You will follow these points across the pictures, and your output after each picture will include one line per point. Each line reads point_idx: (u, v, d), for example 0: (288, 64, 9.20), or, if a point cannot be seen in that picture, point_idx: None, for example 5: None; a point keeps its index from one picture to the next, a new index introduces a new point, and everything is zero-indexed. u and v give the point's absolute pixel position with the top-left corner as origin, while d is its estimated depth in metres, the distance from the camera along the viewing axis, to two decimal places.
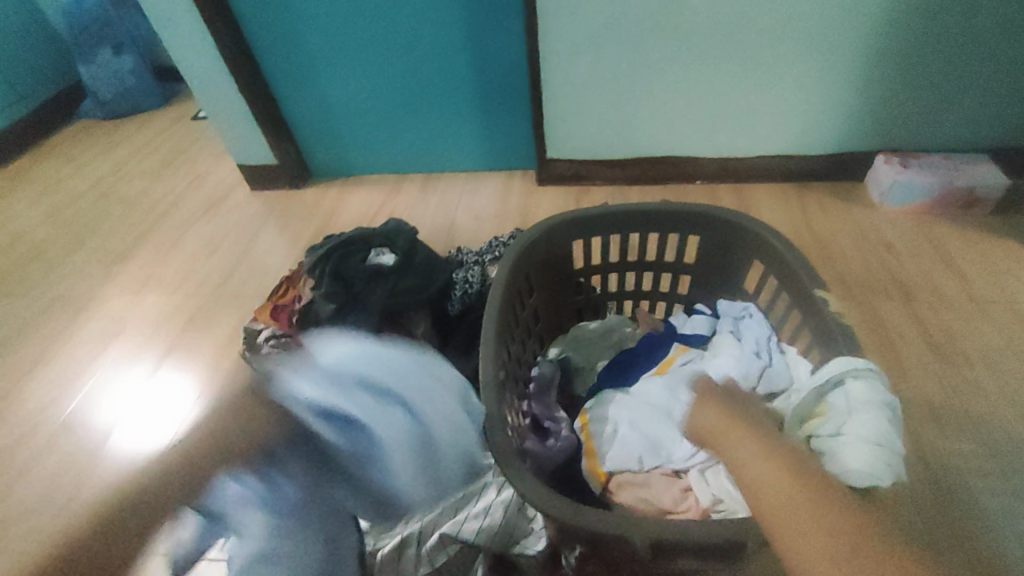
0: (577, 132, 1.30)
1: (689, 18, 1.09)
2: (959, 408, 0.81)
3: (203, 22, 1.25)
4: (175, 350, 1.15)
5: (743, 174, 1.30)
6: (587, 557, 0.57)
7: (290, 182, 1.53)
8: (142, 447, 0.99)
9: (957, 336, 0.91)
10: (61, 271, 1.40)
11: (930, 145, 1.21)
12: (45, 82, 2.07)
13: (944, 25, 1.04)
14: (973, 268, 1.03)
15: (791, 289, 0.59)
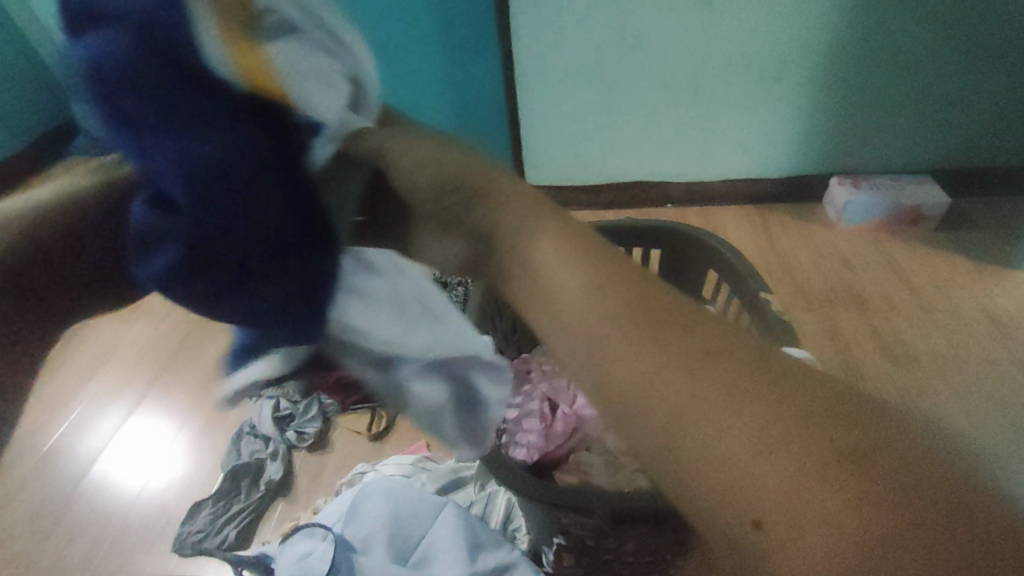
0: (551, 159, 1.38)
1: (651, 58, 1.19)
2: (910, 408, 0.87)
3: None
4: (163, 376, 1.17)
5: (709, 197, 1.39)
6: (562, 544, 0.61)
7: None
8: (126, 475, 1.00)
9: (909, 341, 0.98)
10: None
11: (879, 167, 1.31)
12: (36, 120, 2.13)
13: (879, 60, 1.15)
14: (921, 279, 1.11)
15: (739, 291, 0.65)
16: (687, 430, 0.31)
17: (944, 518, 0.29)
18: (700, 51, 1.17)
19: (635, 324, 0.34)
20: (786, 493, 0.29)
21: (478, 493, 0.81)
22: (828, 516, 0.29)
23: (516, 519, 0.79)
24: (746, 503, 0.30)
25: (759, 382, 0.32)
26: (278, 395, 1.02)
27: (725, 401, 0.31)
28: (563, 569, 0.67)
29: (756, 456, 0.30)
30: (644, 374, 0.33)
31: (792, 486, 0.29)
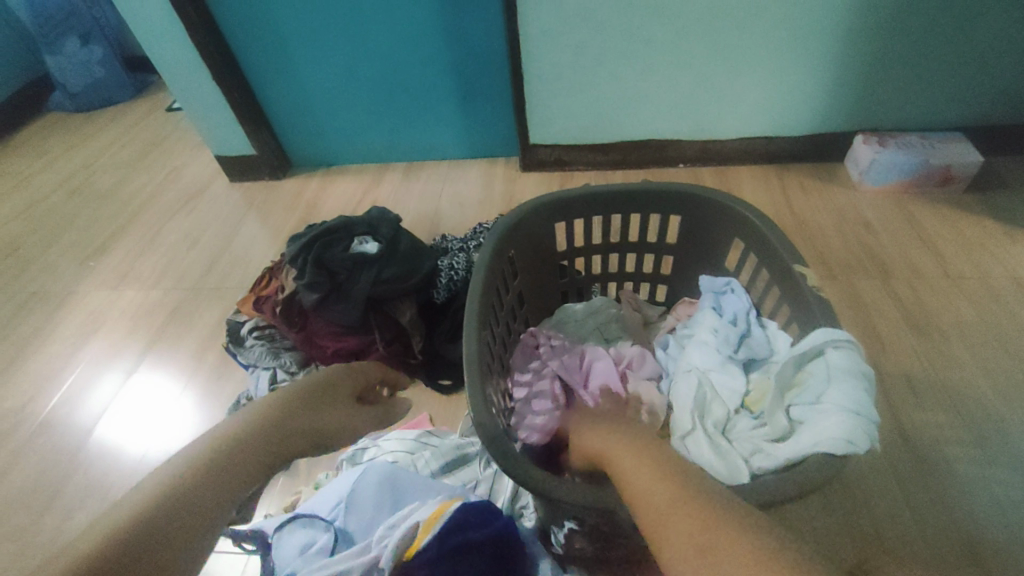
0: (559, 116, 1.29)
1: (669, 2, 1.08)
2: (935, 382, 0.83)
3: (173, 8, 1.20)
4: (155, 346, 1.13)
5: (724, 156, 1.32)
6: (577, 531, 0.59)
7: (271, 171, 1.50)
8: (127, 441, 0.98)
9: (935, 310, 0.93)
10: (36, 268, 1.38)
11: (907, 125, 1.23)
12: (10, 74, 2.01)
13: (920, 3, 1.04)
14: (947, 244, 1.05)
15: (770, 264, 0.60)
16: (627, 484, 0.44)
17: (786, 555, 0.31)
18: None
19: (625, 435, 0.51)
20: (675, 531, 0.36)
21: (484, 471, 0.79)
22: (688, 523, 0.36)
23: (523, 498, 0.76)
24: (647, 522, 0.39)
25: (673, 476, 0.42)
26: (275, 367, 0.98)
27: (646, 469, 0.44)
28: (573, 550, 0.65)
29: (656, 497, 0.40)
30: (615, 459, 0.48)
31: (665, 503, 0.39)
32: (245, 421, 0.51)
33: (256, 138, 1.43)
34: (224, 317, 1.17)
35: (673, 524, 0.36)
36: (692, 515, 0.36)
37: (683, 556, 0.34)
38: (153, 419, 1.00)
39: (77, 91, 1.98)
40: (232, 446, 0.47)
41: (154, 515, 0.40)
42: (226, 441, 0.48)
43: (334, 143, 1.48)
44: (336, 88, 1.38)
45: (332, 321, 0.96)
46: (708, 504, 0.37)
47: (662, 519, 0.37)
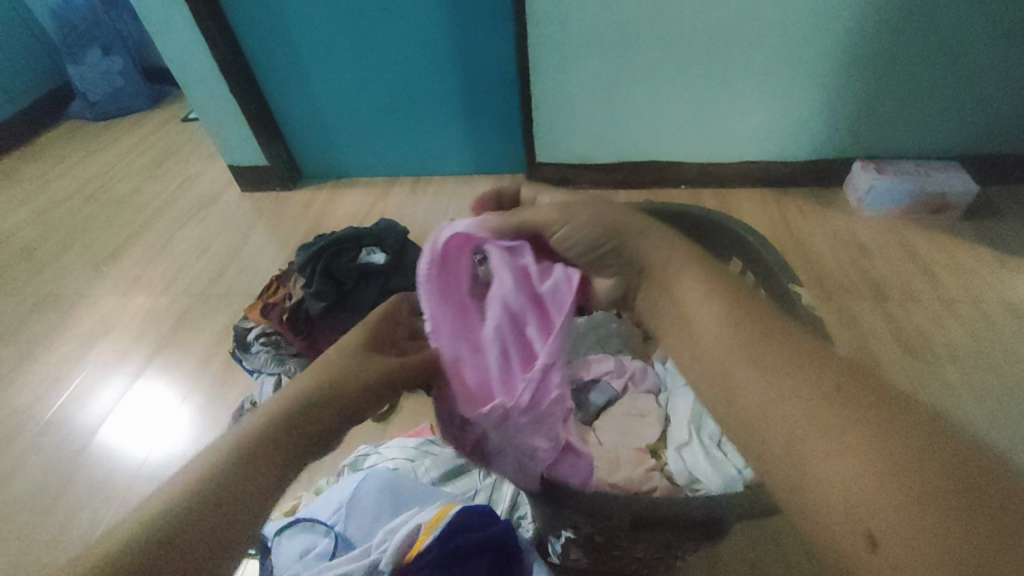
0: (565, 136, 1.32)
1: (673, 30, 1.12)
2: (928, 403, 0.84)
3: (195, 25, 1.25)
4: (162, 350, 1.15)
5: (725, 179, 1.35)
6: (572, 540, 0.60)
7: (283, 182, 1.54)
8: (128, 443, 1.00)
9: (929, 333, 0.95)
10: (49, 272, 1.40)
11: (904, 152, 1.26)
12: (32, 83, 2.07)
13: (914, 37, 1.08)
14: (942, 269, 1.07)
15: (766, 283, 0.62)
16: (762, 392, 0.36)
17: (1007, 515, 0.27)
18: (724, 23, 1.10)
19: (728, 319, 0.41)
20: (859, 496, 0.29)
21: (484, 481, 0.80)
22: (853, 449, 0.30)
23: (521, 507, 0.77)
24: (794, 447, 0.33)
25: (830, 392, 0.34)
26: (279, 373, 1.00)
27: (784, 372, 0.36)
28: (568, 561, 0.66)
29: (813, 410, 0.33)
30: (723, 348, 0.39)
31: (821, 424, 0.32)
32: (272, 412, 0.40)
33: (269, 150, 1.47)
34: (231, 323, 1.19)
35: (859, 488, 0.29)
36: (880, 471, 0.29)
37: (840, 486, 0.30)
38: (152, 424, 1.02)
39: (95, 101, 2.04)
40: (266, 428, 0.39)
41: (181, 511, 0.34)
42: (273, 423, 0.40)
43: (344, 157, 1.52)
44: (349, 104, 1.42)
45: (338, 330, 0.98)
46: (895, 448, 0.30)
47: (831, 469, 0.31)
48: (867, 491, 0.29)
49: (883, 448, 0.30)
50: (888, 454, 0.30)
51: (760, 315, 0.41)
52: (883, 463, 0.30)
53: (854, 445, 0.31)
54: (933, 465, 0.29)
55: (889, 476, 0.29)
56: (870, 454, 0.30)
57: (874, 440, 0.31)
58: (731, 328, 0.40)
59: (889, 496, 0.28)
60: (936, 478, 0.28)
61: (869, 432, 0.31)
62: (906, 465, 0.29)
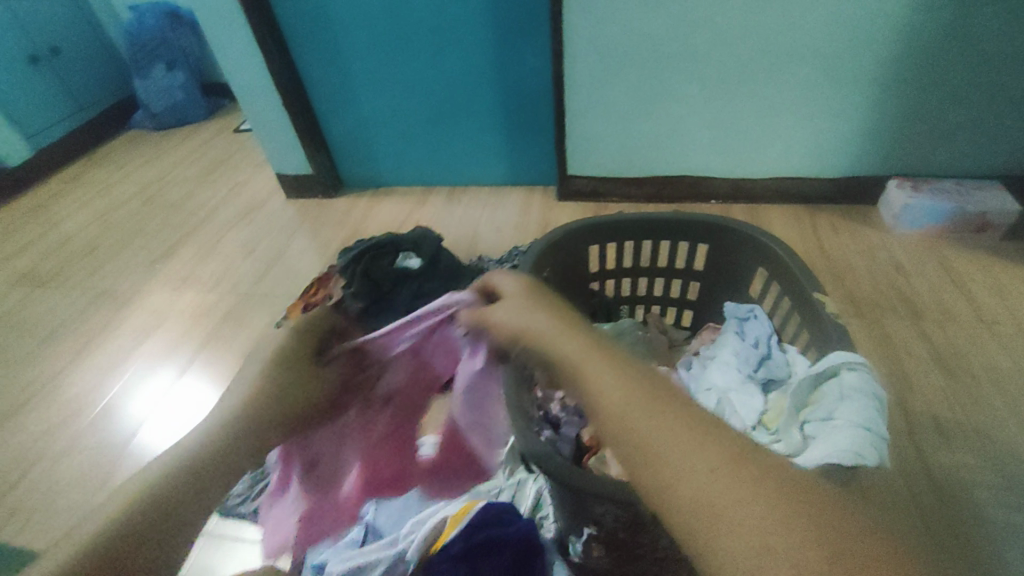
0: (597, 149, 1.36)
1: (706, 48, 1.15)
2: (964, 424, 0.83)
3: (255, 42, 1.35)
4: (210, 344, 1.23)
5: (757, 194, 1.35)
6: (595, 536, 0.61)
7: (325, 190, 1.62)
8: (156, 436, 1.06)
9: (967, 354, 0.93)
10: (110, 268, 1.51)
11: (943, 171, 1.24)
12: (102, 95, 2.25)
13: (953, 55, 1.08)
14: (983, 290, 1.05)
15: (793, 293, 0.63)
16: (661, 449, 0.30)
17: (879, 542, 0.26)
18: (759, 41, 1.12)
19: (620, 367, 0.35)
20: (756, 535, 0.27)
21: (509, 479, 0.82)
22: (738, 485, 0.28)
23: (545, 507, 0.79)
24: (700, 504, 0.28)
25: (710, 427, 0.31)
26: None
27: (673, 423, 0.31)
28: (590, 560, 0.68)
29: (716, 472, 0.29)
30: (620, 405, 0.33)
31: (734, 482, 0.28)
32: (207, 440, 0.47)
33: (314, 159, 1.56)
34: (274, 321, 1.26)
35: (754, 529, 0.27)
36: (768, 503, 0.28)
37: (739, 528, 0.27)
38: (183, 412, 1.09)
39: (157, 112, 2.19)
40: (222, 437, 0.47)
41: (129, 521, 0.41)
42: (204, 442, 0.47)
43: (384, 167, 1.59)
44: (391, 117, 1.49)
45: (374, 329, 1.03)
46: (772, 485, 0.28)
47: (723, 511, 0.28)
48: (766, 532, 0.27)
49: (759, 477, 0.29)
50: (765, 486, 0.28)
51: (644, 368, 0.35)
52: (769, 500, 0.28)
53: (738, 479, 0.28)
54: (804, 494, 0.28)
55: (777, 509, 0.27)
56: (753, 487, 0.28)
57: (750, 472, 0.29)
58: (620, 377, 0.34)
59: (778, 531, 0.27)
60: (809, 506, 0.27)
61: (744, 469, 0.29)
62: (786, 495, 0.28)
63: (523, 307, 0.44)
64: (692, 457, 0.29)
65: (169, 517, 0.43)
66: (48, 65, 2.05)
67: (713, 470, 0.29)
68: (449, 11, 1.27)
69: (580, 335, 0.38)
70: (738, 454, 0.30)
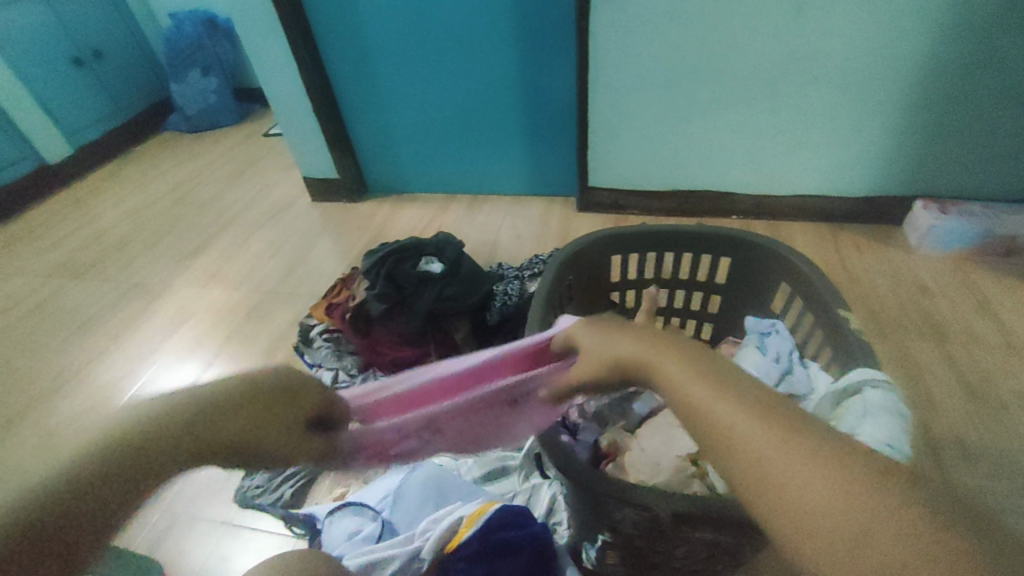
0: (619, 161, 1.37)
1: (732, 64, 1.16)
2: (991, 451, 0.81)
3: (290, 50, 1.39)
4: (233, 341, 1.25)
5: (780, 211, 1.35)
6: (609, 543, 0.62)
7: (349, 194, 1.66)
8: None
9: (995, 379, 0.91)
10: (140, 263, 1.56)
11: (972, 193, 1.22)
12: (140, 97, 2.33)
13: (985, 76, 1.07)
14: (1012, 314, 1.03)
15: (817, 308, 0.63)
16: (754, 447, 0.28)
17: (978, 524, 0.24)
18: (785, 59, 1.13)
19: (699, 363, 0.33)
20: (839, 522, 0.25)
21: (523, 484, 0.83)
22: (813, 468, 0.27)
23: (559, 514, 0.79)
24: (774, 493, 0.27)
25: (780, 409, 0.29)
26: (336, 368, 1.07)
27: (765, 416, 0.29)
28: (604, 568, 0.68)
29: (804, 467, 0.27)
30: (700, 399, 0.31)
31: (809, 466, 0.27)
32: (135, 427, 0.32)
33: (340, 164, 1.59)
34: (295, 320, 1.28)
35: (833, 515, 0.26)
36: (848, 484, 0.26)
37: (818, 516, 0.26)
38: None
39: (191, 115, 2.27)
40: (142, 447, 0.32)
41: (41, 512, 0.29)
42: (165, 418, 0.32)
43: (408, 173, 1.63)
44: (417, 125, 1.53)
45: (394, 331, 1.05)
46: (854, 466, 0.27)
47: (799, 499, 0.27)
48: (847, 517, 0.25)
49: (836, 457, 0.27)
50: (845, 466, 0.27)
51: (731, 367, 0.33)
52: (849, 480, 0.26)
53: (813, 461, 0.27)
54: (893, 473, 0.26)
55: (855, 491, 0.26)
56: (830, 469, 0.27)
57: (826, 452, 0.27)
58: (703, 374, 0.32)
59: (859, 514, 0.25)
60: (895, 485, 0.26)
61: (821, 449, 0.27)
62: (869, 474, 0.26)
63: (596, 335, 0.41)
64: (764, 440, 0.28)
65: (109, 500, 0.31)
66: (91, 68, 2.13)
67: (782, 453, 0.28)
68: (477, 22, 1.30)
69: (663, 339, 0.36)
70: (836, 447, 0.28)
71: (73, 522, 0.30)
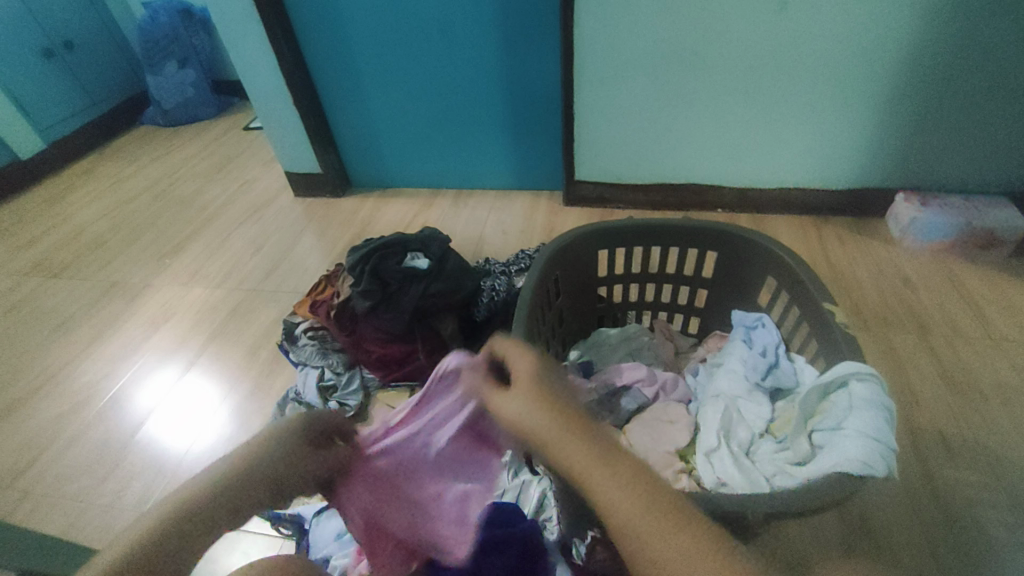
0: (606, 154, 1.36)
1: (718, 58, 1.16)
2: (969, 438, 0.83)
3: (269, 42, 1.36)
4: (215, 340, 1.23)
5: (764, 204, 1.36)
6: (599, 540, 0.62)
7: (333, 189, 1.63)
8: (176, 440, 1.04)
9: (975, 370, 0.93)
10: (118, 261, 1.52)
11: (951, 186, 1.24)
12: (114, 90, 2.26)
13: (964, 71, 1.08)
14: (989, 306, 1.05)
15: (802, 302, 0.63)
16: (621, 517, 0.32)
17: None
18: (768, 52, 1.13)
19: (608, 463, 0.34)
20: None
21: (512, 481, 0.82)
22: (666, 545, 0.31)
23: (548, 509, 0.79)
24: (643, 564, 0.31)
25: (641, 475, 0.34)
26: (323, 365, 1.06)
27: (636, 494, 0.33)
28: (592, 564, 0.67)
29: (676, 550, 0.30)
30: (575, 468, 0.35)
31: (664, 540, 0.31)
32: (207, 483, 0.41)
33: (323, 158, 1.57)
34: (279, 319, 1.26)
35: None
36: (697, 558, 0.30)
37: None
38: (171, 414, 1.08)
39: (168, 108, 2.21)
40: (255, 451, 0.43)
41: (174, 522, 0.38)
42: (269, 443, 0.44)
43: (393, 168, 1.61)
44: (400, 119, 1.50)
45: (380, 328, 1.04)
46: (700, 536, 0.31)
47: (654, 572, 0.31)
48: None
49: (686, 533, 0.31)
50: (694, 538, 0.31)
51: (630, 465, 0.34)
52: (693, 551, 0.30)
53: (664, 536, 0.31)
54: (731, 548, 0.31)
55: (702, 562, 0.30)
56: (676, 542, 0.31)
57: (674, 523, 0.32)
58: (614, 473, 0.33)
59: None
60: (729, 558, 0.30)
61: (671, 518, 0.32)
62: (709, 547, 0.30)
63: (529, 400, 0.38)
64: (626, 505, 0.32)
65: (192, 535, 0.38)
66: (62, 59, 2.06)
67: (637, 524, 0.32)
68: (460, 14, 1.28)
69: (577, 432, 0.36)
70: (710, 543, 0.31)
71: (194, 524, 0.38)
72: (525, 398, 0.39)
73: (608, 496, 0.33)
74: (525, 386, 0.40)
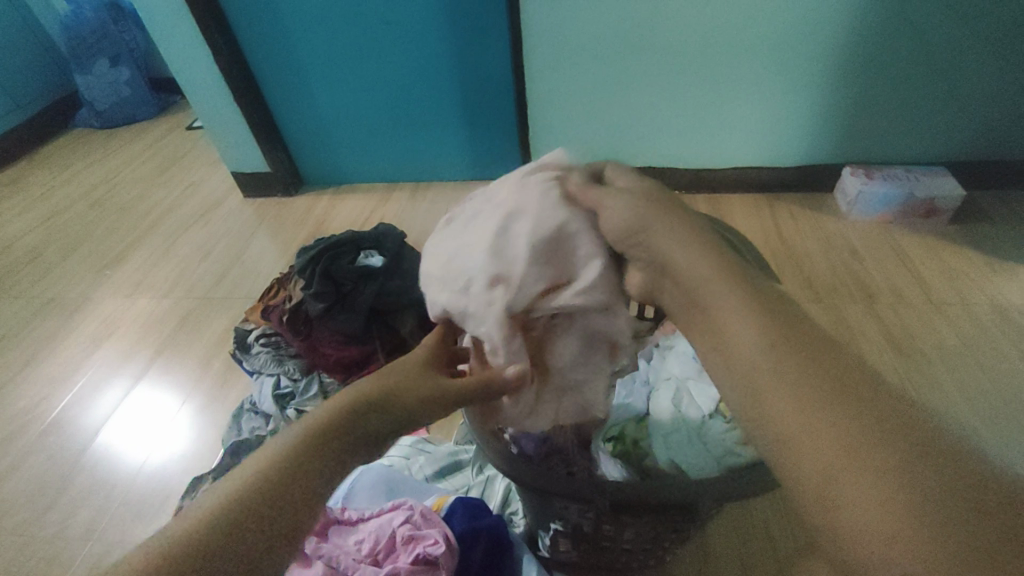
0: (561, 142, 1.35)
1: (665, 42, 1.16)
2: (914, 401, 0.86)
3: (201, 35, 1.29)
4: (165, 351, 1.18)
5: (719, 185, 1.37)
6: (562, 534, 0.62)
7: (284, 188, 1.57)
8: (133, 448, 1.00)
9: (919, 335, 0.96)
10: (54, 275, 1.43)
11: (894, 158, 1.28)
12: (41, 91, 2.12)
13: (902, 46, 1.11)
14: (932, 272, 1.09)
15: None
16: (812, 438, 0.29)
17: (977, 501, 0.26)
18: (714, 34, 1.13)
19: (813, 397, 0.30)
20: (869, 503, 0.27)
21: (477, 477, 0.81)
22: (865, 473, 0.27)
23: (514, 503, 0.79)
24: (818, 476, 0.28)
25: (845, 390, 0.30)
26: (278, 373, 1.02)
27: (839, 409, 0.29)
28: (558, 554, 0.68)
29: (876, 475, 0.27)
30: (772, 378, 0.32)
31: (861, 464, 0.27)
32: (263, 462, 0.38)
33: (271, 157, 1.51)
34: (232, 325, 1.21)
35: (870, 504, 0.26)
36: (897, 483, 0.26)
37: (866, 507, 0.27)
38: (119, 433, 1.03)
39: (102, 109, 2.09)
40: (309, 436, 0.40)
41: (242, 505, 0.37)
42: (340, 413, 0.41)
43: (345, 164, 1.56)
44: (350, 113, 1.46)
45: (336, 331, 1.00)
46: (912, 465, 0.27)
47: (840, 484, 0.28)
48: (877, 508, 0.26)
49: (890, 454, 0.27)
50: (907, 463, 0.27)
51: (864, 394, 0.30)
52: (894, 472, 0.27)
53: (863, 462, 0.27)
54: (938, 461, 0.27)
55: (902, 480, 0.26)
56: (874, 455, 0.27)
57: (881, 438, 0.28)
58: (816, 371, 0.30)
59: (885, 503, 0.26)
60: (936, 482, 0.26)
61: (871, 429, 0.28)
62: (909, 463, 0.27)
63: (742, 305, 0.35)
64: (821, 417, 0.29)
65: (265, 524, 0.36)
66: None
67: (807, 429, 0.29)
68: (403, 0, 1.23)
69: (808, 370, 0.31)
70: (911, 452, 0.27)
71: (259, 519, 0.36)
72: (734, 299, 0.35)
73: (804, 406, 0.30)
74: (738, 286, 0.36)
